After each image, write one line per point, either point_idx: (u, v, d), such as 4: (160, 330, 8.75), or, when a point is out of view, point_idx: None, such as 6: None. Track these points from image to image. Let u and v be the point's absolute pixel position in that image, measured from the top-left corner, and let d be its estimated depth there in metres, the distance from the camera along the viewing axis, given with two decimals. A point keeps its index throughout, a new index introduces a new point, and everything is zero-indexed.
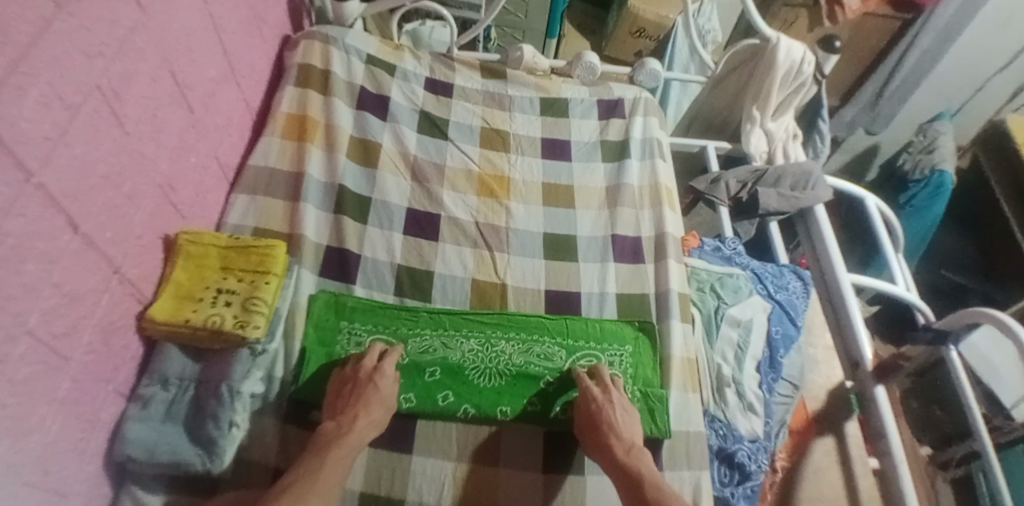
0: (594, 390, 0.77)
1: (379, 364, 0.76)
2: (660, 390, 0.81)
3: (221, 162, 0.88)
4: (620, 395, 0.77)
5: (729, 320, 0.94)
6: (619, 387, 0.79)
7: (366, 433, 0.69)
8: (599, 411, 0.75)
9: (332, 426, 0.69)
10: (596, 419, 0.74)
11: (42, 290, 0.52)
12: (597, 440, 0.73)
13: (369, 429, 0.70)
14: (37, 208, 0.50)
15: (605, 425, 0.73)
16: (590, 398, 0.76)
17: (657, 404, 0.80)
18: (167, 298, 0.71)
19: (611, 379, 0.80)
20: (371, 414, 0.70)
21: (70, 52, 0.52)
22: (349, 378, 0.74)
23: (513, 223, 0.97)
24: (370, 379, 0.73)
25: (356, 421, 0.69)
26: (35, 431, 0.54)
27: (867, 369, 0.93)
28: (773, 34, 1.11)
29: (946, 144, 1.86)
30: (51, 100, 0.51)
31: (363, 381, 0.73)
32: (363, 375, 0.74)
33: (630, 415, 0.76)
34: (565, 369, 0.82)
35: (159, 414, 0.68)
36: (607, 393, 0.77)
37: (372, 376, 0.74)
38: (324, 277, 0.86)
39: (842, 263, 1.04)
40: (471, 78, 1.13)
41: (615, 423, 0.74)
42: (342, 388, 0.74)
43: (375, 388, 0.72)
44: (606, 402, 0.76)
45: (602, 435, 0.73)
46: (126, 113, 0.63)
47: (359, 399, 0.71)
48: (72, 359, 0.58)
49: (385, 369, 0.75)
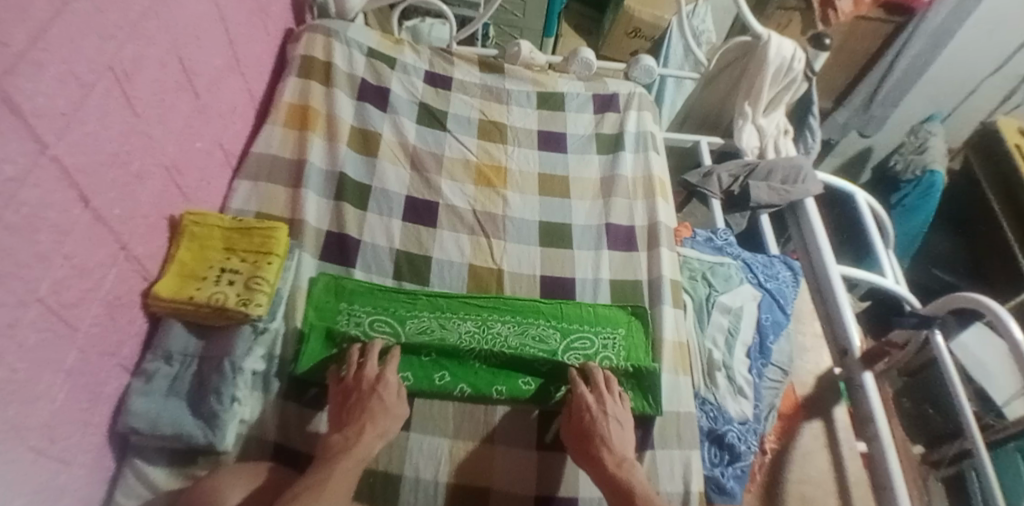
0: (587, 398, 0.77)
1: (382, 372, 0.75)
2: (652, 365, 0.83)
3: (224, 148, 0.91)
4: (613, 405, 0.77)
5: (720, 306, 0.97)
6: (610, 386, 0.79)
7: (372, 446, 0.69)
8: (592, 424, 0.74)
9: (338, 440, 0.69)
10: (588, 432, 0.74)
11: (53, 261, 0.54)
12: (587, 451, 0.74)
13: (377, 440, 0.70)
14: (50, 181, 0.53)
15: (596, 437, 0.74)
16: (584, 406, 0.76)
17: (646, 379, 0.82)
18: (172, 276, 0.73)
19: (605, 383, 0.79)
20: (378, 427, 0.70)
21: (86, 33, 0.54)
22: (351, 389, 0.74)
23: (510, 211, 1.00)
24: (374, 391, 0.73)
25: (364, 432, 0.69)
26: (42, 397, 0.55)
27: (854, 357, 0.96)
28: (764, 32, 1.14)
29: (936, 145, 1.91)
30: (67, 78, 0.53)
31: (367, 393, 0.73)
32: (366, 386, 0.73)
33: (621, 426, 0.75)
34: (559, 351, 0.84)
35: (162, 388, 0.70)
36: (601, 402, 0.77)
37: (376, 387, 0.73)
38: (324, 261, 0.88)
39: (831, 254, 1.07)
40: (470, 73, 1.15)
41: (607, 436, 0.74)
42: (347, 399, 0.73)
43: (380, 400, 0.72)
44: (599, 414, 0.75)
45: (593, 447, 0.73)
46: (136, 94, 0.65)
47: (364, 412, 0.71)
48: (80, 330, 0.60)
49: (389, 379, 0.74)
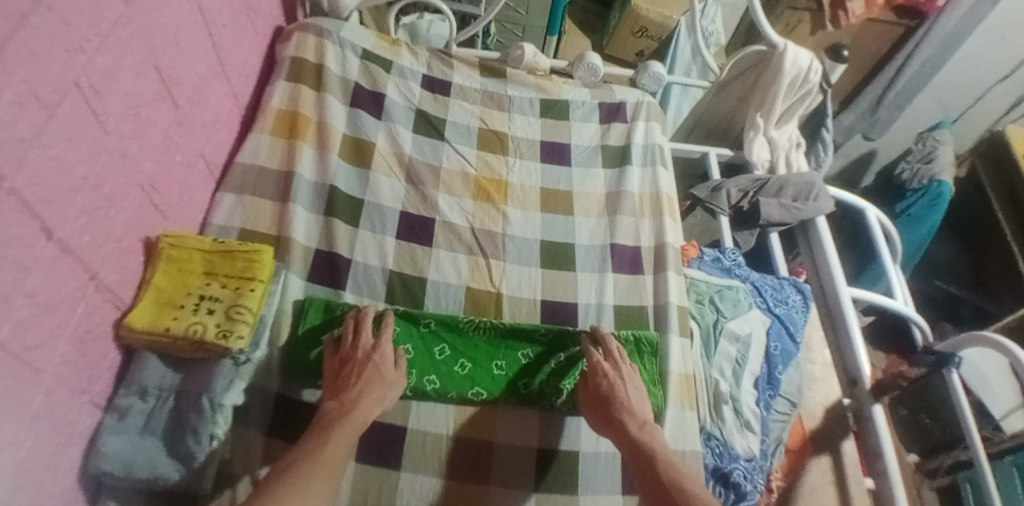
0: (603, 365, 0.76)
1: (377, 342, 0.74)
2: (653, 335, 0.83)
3: (207, 160, 0.85)
4: (628, 369, 0.77)
5: (727, 334, 0.93)
6: (624, 357, 0.78)
7: (370, 411, 0.68)
8: (610, 389, 0.74)
9: (334, 407, 0.68)
10: (607, 396, 0.74)
11: (15, 300, 0.49)
12: (608, 416, 0.73)
13: (375, 406, 0.69)
14: (10, 215, 0.47)
15: (617, 401, 0.73)
16: (601, 373, 0.75)
17: (646, 347, 0.83)
18: (148, 303, 0.68)
19: (617, 350, 0.78)
20: (375, 392, 0.69)
21: (49, 48, 0.49)
22: (347, 357, 0.73)
23: (509, 229, 0.95)
24: (370, 359, 0.72)
25: (361, 398, 0.68)
26: (6, 448, 0.50)
27: (864, 388, 0.91)
28: (780, 40, 1.08)
29: (944, 154, 1.84)
30: (27, 99, 0.47)
31: (362, 361, 0.72)
32: (361, 355, 0.72)
33: (638, 391, 0.76)
34: (562, 371, 0.80)
35: (137, 425, 0.65)
36: (618, 368, 0.76)
37: (372, 355, 0.72)
38: (313, 282, 0.83)
39: (842, 276, 1.01)
40: (470, 77, 1.09)
41: (628, 402, 0.73)
42: (343, 368, 0.72)
43: (376, 369, 0.71)
44: (617, 379, 0.75)
45: (613, 410, 0.73)
46: (107, 110, 0.59)
47: (360, 379, 0.70)
48: (46, 372, 0.54)
49: (385, 349, 0.73)
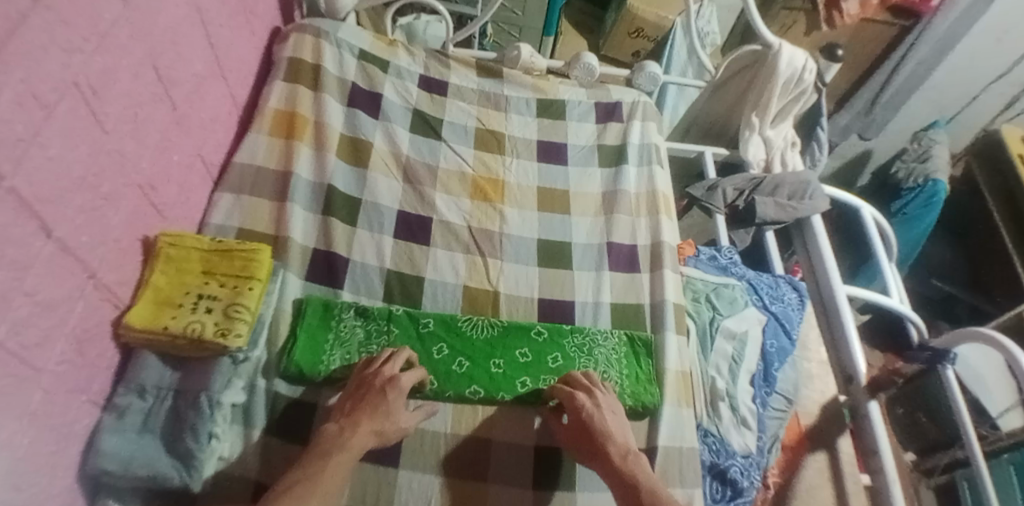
0: (581, 398, 0.74)
1: (398, 374, 0.72)
2: (647, 335, 0.86)
3: (205, 160, 0.85)
4: (604, 396, 0.76)
5: (725, 332, 0.94)
6: (592, 381, 0.77)
7: (366, 443, 0.67)
8: (589, 419, 0.72)
9: (333, 430, 0.67)
10: (585, 426, 0.72)
11: (13, 299, 0.49)
12: (594, 449, 0.72)
13: (372, 438, 0.67)
14: (9, 214, 0.47)
15: (599, 434, 0.72)
16: (579, 405, 0.74)
17: (641, 349, 0.85)
18: (147, 301, 0.68)
19: (586, 377, 0.78)
20: (376, 424, 0.68)
21: (47, 48, 0.49)
22: (366, 381, 0.72)
23: (507, 228, 0.95)
24: (383, 391, 0.70)
25: (359, 426, 0.67)
26: (4, 447, 0.50)
27: (859, 385, 0.93)
28: (775, 41, 1.10)
29: (940, 154, 1.86)
30: (25, 99, 0.47)
31: (375, 391, 0.70)
32: (377, 383, 0.71)
33: (617, 416, 0.74)
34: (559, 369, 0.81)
35: (135, 425, 0.65)
36: (592, 397, 0.75)
37: (386, 387, 0.70)
38: (311, 282, 0.84)
39: (837, 274, 1.02)
40: (467, 77, 1.10)
41: (609, 430, 0.72)
42: (359, 389, 0.71)
43: (385, 401, 0.70)
44: (595, 409, 0.73)
45: (597, 443, 0.72)
46: (105, 110, 0.59)
47: (366, 408, 0.69)
48: (45, 370, 0.55)
49: (402, 383, 0.71)
